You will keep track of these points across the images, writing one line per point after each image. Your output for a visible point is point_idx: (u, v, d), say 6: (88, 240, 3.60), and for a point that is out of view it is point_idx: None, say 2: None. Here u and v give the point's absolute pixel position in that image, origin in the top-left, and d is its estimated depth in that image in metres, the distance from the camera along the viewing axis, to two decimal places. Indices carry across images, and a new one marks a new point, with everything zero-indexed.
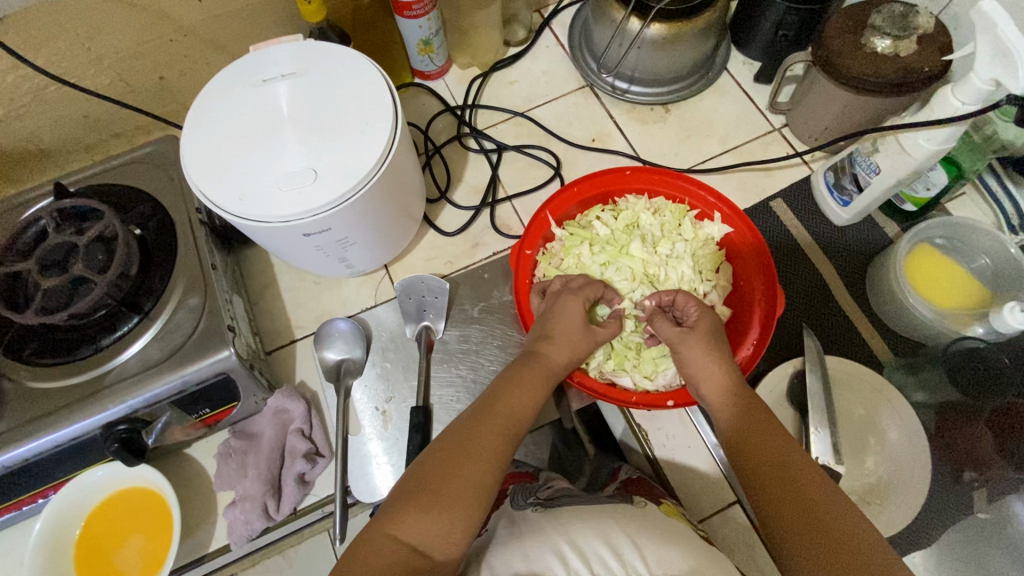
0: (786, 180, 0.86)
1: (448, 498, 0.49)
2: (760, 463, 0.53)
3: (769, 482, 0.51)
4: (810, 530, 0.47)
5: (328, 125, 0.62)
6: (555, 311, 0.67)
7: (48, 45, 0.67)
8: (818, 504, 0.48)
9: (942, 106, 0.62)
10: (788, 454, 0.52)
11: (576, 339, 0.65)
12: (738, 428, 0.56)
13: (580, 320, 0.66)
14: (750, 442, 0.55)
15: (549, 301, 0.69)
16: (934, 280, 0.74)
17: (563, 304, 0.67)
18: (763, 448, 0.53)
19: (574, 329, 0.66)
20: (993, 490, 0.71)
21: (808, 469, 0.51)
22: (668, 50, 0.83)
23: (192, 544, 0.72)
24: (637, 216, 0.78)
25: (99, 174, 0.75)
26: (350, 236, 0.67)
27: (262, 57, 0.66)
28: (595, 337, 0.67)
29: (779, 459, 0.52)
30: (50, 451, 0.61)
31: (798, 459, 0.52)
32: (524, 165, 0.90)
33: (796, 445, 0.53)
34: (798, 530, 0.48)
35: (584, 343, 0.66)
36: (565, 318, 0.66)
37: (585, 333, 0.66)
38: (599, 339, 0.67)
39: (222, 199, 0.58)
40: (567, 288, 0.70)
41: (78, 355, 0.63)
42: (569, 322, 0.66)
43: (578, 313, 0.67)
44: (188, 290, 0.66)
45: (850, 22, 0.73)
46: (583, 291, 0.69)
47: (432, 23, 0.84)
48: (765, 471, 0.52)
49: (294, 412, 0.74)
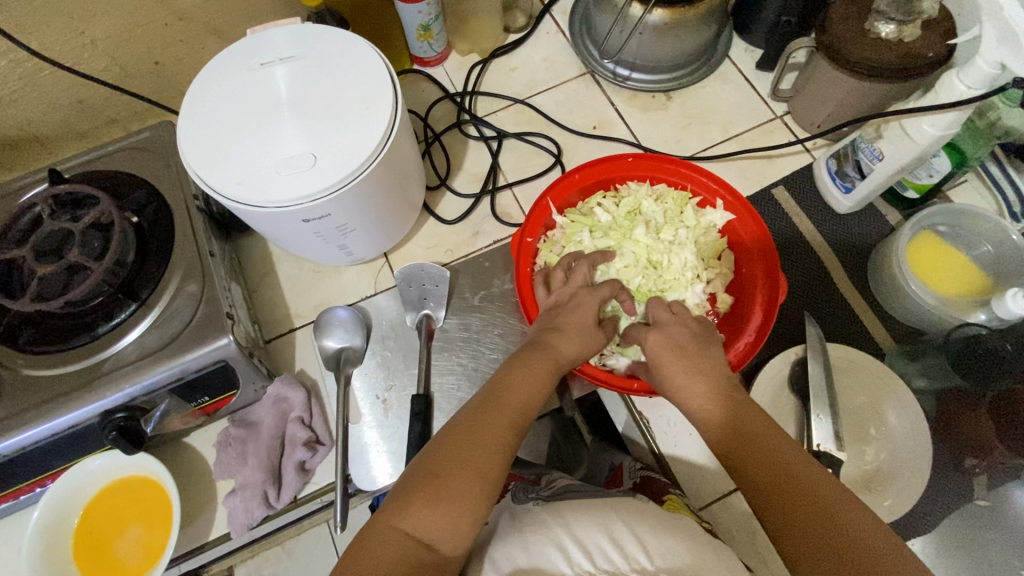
0: (788, 168, 0.86)
1: (456, 489, 0.49)
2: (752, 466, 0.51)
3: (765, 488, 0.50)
4: (808, 531, 0.46)
5: (328, 109, 0.61)
6: (568, 304, 0.66)
7: (42, 28, 0.66)
8: (816, 507, 0.47)
9: (948, 91, 0.62)
10: (781, 455, 0.51)
11: (588, 332, 0.65)
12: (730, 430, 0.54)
13: (592, 315, 0.66)
14: (742, 447, 0.53)
15: (562, 295, 0.68)
16: (936, 266, 0.74)
17: (577, 299, 0.66)
18: (756, 452, 0.52)
19: (586, 328, 0.65)
20: (994, 477, 0.71)
21: (805, 470, 0.50)
22: (670, 36, 0.82)
23: (191, 533, 0.71)
24: (639, 203, 0.77)
25: (94, 160, 0.74)
26: (350, 223, 0.67)
27: (261, 40, 0.65)
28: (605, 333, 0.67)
29: (775, 461, 0.50)
30: (47, 440, 0.61)
31: (794, 462, 0.50)
32: (525, 153, 0.89)
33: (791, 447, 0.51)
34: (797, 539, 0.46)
35: (595, 341, 0.65)
36: (576, 313, 0.65)
37: (596, 332, 0.66)
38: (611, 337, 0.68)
39: (221, 184, 0.58)
40: (582, 284, 0.69)
41: (75, 343, 0.62)
42: (581, 314, 0.65)
43: (590, 308, 0.66)
44: (186, 276, 0.65)
45: (853, 8, 0.73)
46: (598, 291, 0.68)
47: (431, 8, 0.83)
48: (759, 477, 0.50)
49: (294, 400, 0.74)
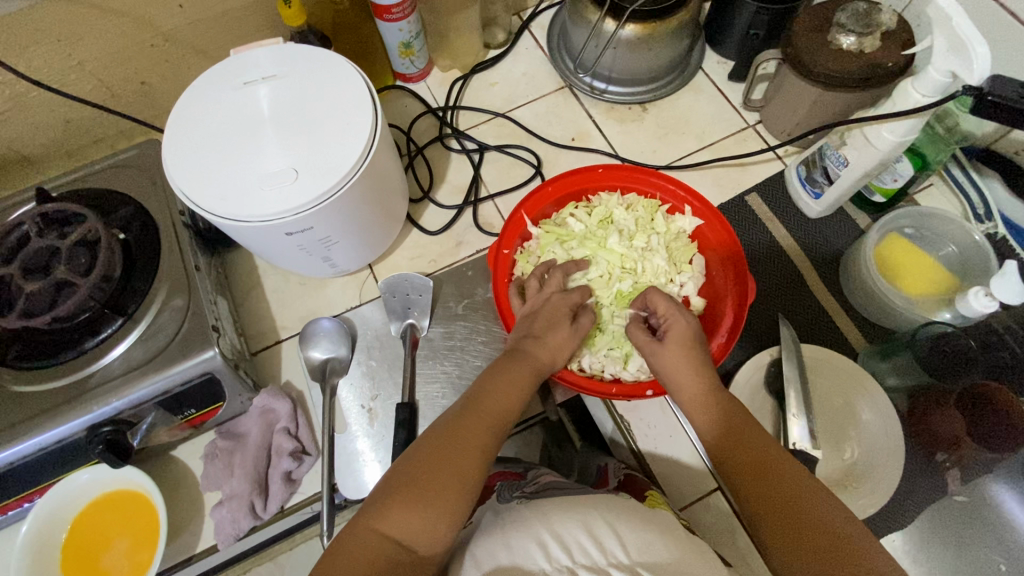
0: (761, 174, 0.88)
1: (435, 492, 0.50)
2: (749, 470, 0.53)
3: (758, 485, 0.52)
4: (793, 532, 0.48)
5: (310, 125, 0.63)
6: (541, 309, 0.68)
7: (30, 51, 0.68)
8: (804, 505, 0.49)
9: (904, 101, 0.64)
10: (767, 455, 0.53)
11: (562, 339, 0.66)
12: (722, 432, 0.57)
13: (566, 317, 0.67)
14: (739, 454, 0.55)
15: (536, 301, 0.69)
16: (903, 266, 0.76)
17: (552, 304, 0.68)
18: (748, 456, 0.54)
19: (560, 327, 0.66)
20: (968, 472, 0.73)
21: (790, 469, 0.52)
22: (644, 50, 0.85)
23: (179, 545, 0.72)
24: (611, 211, 0.80)
25: (81, 178, 0.75)
26: (333, 235, 0.68)
27: (243, 59, 0.67)
28: (578, 329, 0.68)
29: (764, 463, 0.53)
30: (35, 455, 0.61)
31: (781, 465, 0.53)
32: (506, 164, 0.91)
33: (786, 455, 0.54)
34: (785, 533, 0.49)
35: (570, 341, 0.67)
36: (560, 324, 0.67)
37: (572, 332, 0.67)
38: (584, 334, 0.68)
39: (204, 200, 0.59)
40: (558, 289, 0.71)
41: (62, 358, 0.63)
42: (558, 320, 0.67)
43: (563, 311, 0.68)
44: (173, 291, 0.67)
45: (816, 22, 0.76)
46: (572, 295, 0.70)
47: (412, 26, 0.85)
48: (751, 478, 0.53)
49: (280, 411, 0.75)
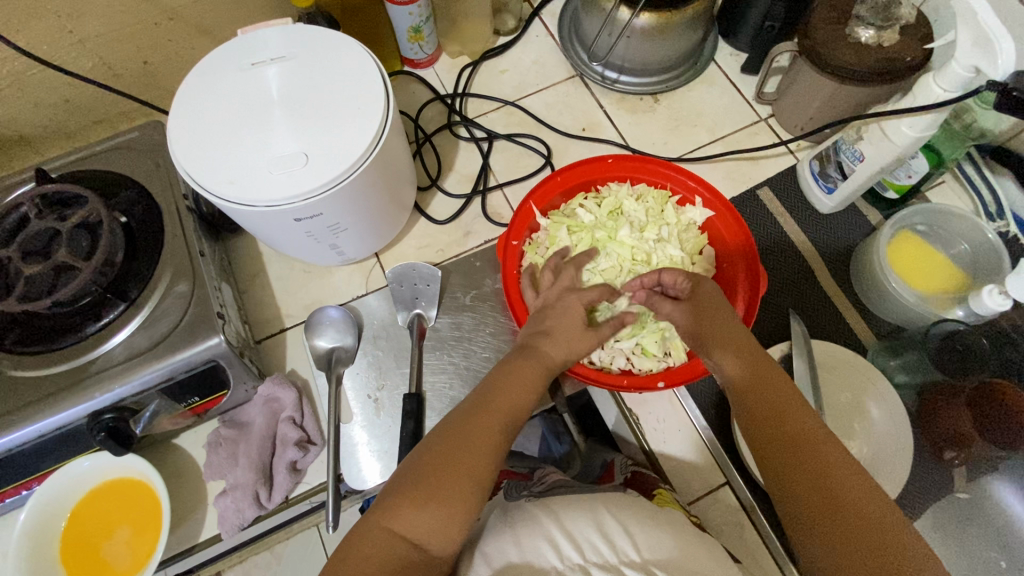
0: (773, 169, 0.88)
1: (448, 490, 0.50)
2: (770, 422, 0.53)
3: (780, 453, 0.51)
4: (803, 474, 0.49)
5: (321, 107, 0.61)
6: (557, 305, 0.66)
7: (30, 27, 0.66)
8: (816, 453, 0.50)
9: (925, 94, 0.64)
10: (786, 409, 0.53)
11: (577, 335, 0.65)
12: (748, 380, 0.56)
13: (581, 317, 0.65)
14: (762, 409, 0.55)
15: (549, 296, 0.68)
16: (917, 265, 0.76)
17: (565, 302, 0.66)
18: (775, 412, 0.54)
19: (575, 326, 0.65)
20: (973, 470, 0.73)
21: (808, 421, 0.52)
22: (657, 39, 0.83)
23: (181, 535, 0.71)
24: (621, 202, 0.79)
25: (82, 159, 0.73)
26: (342, 222, 0.67)
27: (251, 39, 0.65)
28: (598, 336, 0.66)
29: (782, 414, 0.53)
30: (34, 442, 0.60)
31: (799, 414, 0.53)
32: (515, 154, 0.90)
33: (820, 421, 0.52)
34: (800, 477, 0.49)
35: (586, 342, 0.65)
36: (569, 317, 0.65)
37: (586, 333, 0.65)
38: (606, 339, 0.66)
39: (211, 184, 0.58)
40: (569, 286, 0.69)
41: (62, 344, 0.61)
42: (571, 316, 0.65)
43: (578, 312, 0.66)
44: (176, 276, 0.65)
45: (835, 14, 0.75)
46: (586, 292, 0.68)
47: (422, 10, 0.83)
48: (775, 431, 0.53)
49: (285, 400, 0.74)
